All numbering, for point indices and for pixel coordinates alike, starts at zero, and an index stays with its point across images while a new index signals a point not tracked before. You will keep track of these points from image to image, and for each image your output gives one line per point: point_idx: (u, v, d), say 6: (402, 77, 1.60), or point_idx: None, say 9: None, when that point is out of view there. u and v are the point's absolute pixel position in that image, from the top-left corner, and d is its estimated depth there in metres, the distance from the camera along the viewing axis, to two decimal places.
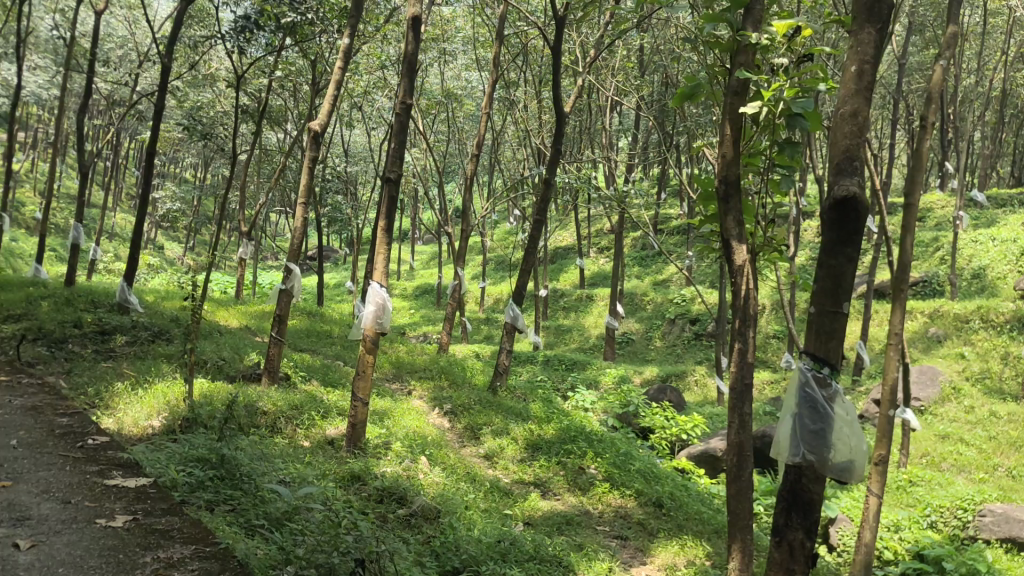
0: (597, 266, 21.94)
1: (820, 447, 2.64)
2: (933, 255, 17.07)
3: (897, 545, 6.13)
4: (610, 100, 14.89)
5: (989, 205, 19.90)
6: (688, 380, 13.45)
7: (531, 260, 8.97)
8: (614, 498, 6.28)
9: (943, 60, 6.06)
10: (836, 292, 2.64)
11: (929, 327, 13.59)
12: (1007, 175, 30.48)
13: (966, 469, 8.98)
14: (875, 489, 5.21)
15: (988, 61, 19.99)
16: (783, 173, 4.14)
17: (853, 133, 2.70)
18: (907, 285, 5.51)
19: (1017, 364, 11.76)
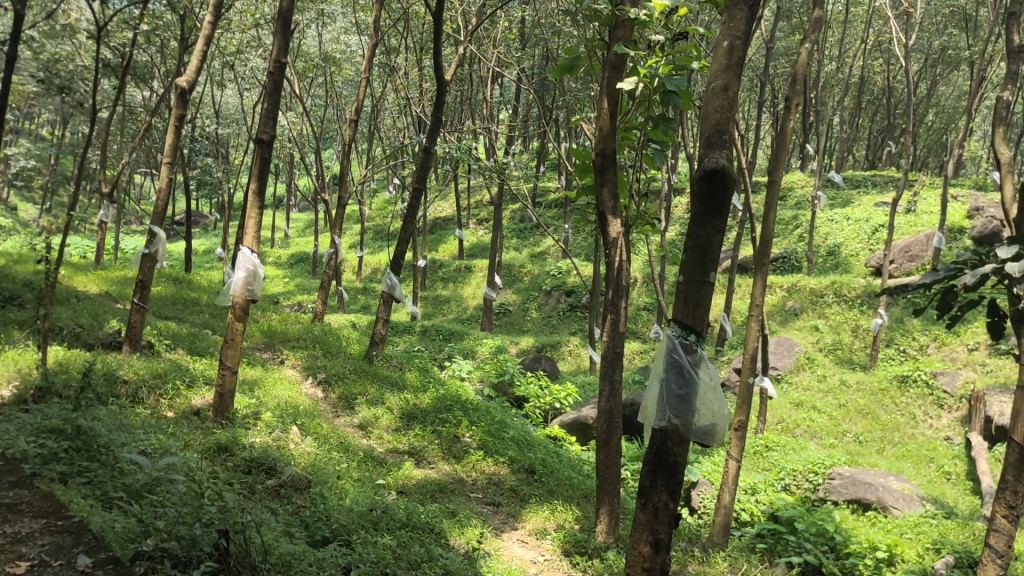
0: (475, 238, 22.01)
1: (685, 411, 2.70)
2: (793, 232, 17.97)
3: (753, 508, 6.46)
4: (491, 71, 14.86)
5: (845, 186, 21.08)
6: (563, 350, 13.72)
7: (409, 229, 8.86)
8: (488, 465, 6.35)
9: (808, 43, 6.34)
10: (703, 262, 2.70)
11: (788, 301, 14.32)
12: (861, 158, 32.37)
13: (817, 434, 9.54)
14: (734, 453, 5.52)
15: (849, 49, 21.03)
16: (656, 147, 4.23)
17: (723, 107, 2.76)
18: (768, 260, 5.76)
19: (865, 336, 12.58)
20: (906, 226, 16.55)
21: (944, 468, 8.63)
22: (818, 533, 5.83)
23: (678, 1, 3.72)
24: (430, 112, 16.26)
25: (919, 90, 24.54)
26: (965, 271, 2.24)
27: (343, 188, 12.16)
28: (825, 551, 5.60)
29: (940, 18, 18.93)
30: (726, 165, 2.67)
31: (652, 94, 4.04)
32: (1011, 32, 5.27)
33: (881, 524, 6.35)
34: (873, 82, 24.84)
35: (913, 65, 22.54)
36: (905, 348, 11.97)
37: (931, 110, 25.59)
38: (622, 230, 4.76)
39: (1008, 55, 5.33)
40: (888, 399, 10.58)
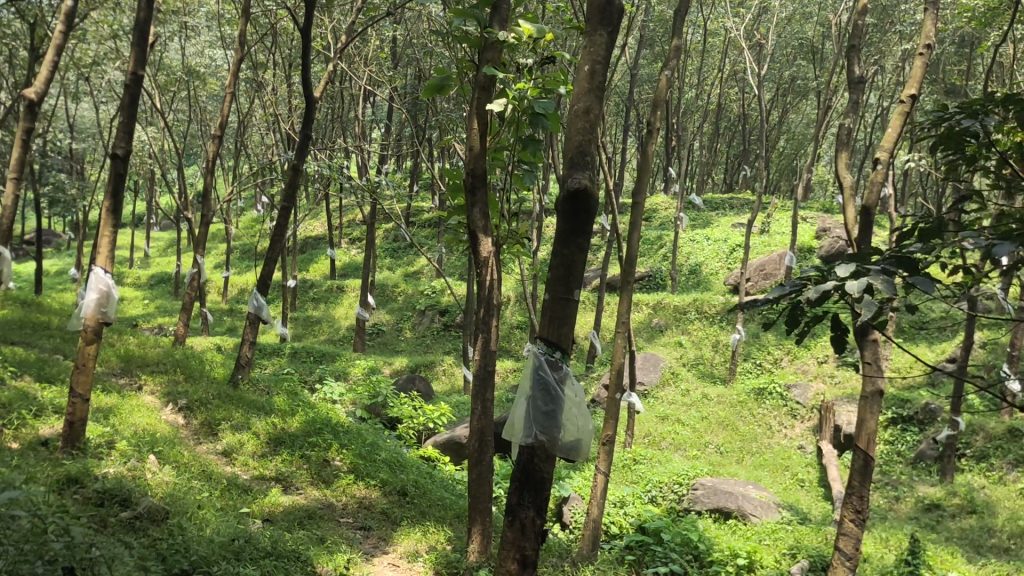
0: (347, 257, 21.72)
1: (551, 428, 2.74)
2: (657, 252, 18.60)
3: (622, 520, 6.59)
4: (361, 88, 14.74)
5: (705, 208, 22.01)
6: (437, 370, 13.67)
7: (277, 249, 8.62)
8: (358, 489, 6.23)
9: (668, 70, 6.61)
10: (569, 280, 2.73)
11: (654, 317, 14.76)
12: (719, 181, 34.00)
13: (682, 446, 9.83)
14: (603, 467, 5.65)
15: (707, 77, 22.03)
16: (525, 167, 4.29)
17: (585, 130, 2.82)
18: (634, 278, 5.92)
19: (725, 351, 13.14)
20: (761, 246, 17.46)
21: (798, 476, 9.09)
22: (683, 543, 6.04)
23: (545, 27, 3.81)
24: (298, 128, 15.97)
25: (771, 117, 25.96)
26: (810, 287, 2.37)
27: (207, 205, 11.73)
28: (690, 560, 5.81)
29: (789, 50, 20.12)
30: (589, 186, 2.73)
31: (520, 116, 4.10)
32: (852, 64, 5.66)
33: (742, 532, 6.62)
34: (729, 108, 26.14)
35: (766, 93, 23.82)
36: (762, 362, 12.58)
37: (783, 137, 27.13)
38: (493, 249, 4.80)
39: (849, 85, 5.72)
40: (747, 411, 11.07)
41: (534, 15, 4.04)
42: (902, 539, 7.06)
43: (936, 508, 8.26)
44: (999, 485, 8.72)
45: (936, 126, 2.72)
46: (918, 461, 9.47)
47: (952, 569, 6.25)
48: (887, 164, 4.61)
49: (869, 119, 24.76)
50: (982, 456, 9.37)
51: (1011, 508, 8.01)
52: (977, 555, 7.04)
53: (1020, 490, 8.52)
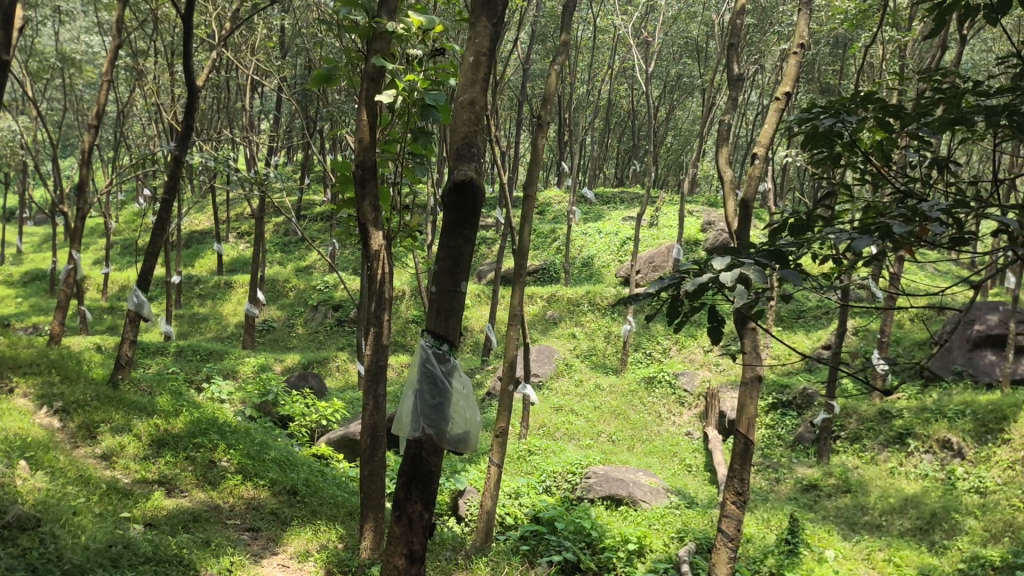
0: (236, 252, 21.13)
1: (439, 421, 2.73)
2: (551, 244, 18.82)
3: (517, 511, 6.65)
4: (248, 79, 14.32)
5: (597, 202, 22.40)
6: (330, 366, 13.46)
7: (160, 243, 8.26)
8: (247, 490, 6.07)
9: (557, 65, 6.69)
10: (456, 272, 2.72)
11: (548, 310, 14.91)
12: (610, 175, 34.67)
13: (575, 436, 9.96)
14: (496, 459, 5.68)
15: (598, 73, 22.40)
16: (417, 160, 4.26)
17: (470, 121, 2.80)
18: (526, 271, 5.97)
19: (617, 342, 13.42)
20: (650, 239, 17.93)
21: (686, 461, 9.38)
22: (576, 531, 6.14)
23: (434, 18, 3.77)
24: (181, 119, 15.41)
25: (659, 114, 26.64)
26: (690, 279, 2.44)
27: (83, 198, 11.16)
28: (582, 547, 5.92)
29: (676, 48, 20.67)
30: (475, 177, 2.72)
31: (409, 109, 4.07)
32: (732, 62, 5.85)
33: (632, 517, 6.79)
34: (619, 104, 26.65)
35: (654, 90, 24.42)
36: (651, 352, 12.92)
37: (670, 133, 27.89)
38: (384, 242, 4.77)
39: (729, 82, 5.90)
40: (637, 400, 11.34)
41: (423, 6, 3.99)
42: (782, 519, 7.39)
43: (814, 488, 8.67)
44: (871, 465, 9.22)
45: (803, 123, 2.83)
46: (797, 444, 9.92)
47: (828, 547, 6.60)
48: (764, 159, 4.79)
49: (751, 117, 25.73)
50: (855, 437, 9.88)
51: (882, 486, 8.49)
52: (852, 532, 7.42)
53: (889, 469, 9.05)
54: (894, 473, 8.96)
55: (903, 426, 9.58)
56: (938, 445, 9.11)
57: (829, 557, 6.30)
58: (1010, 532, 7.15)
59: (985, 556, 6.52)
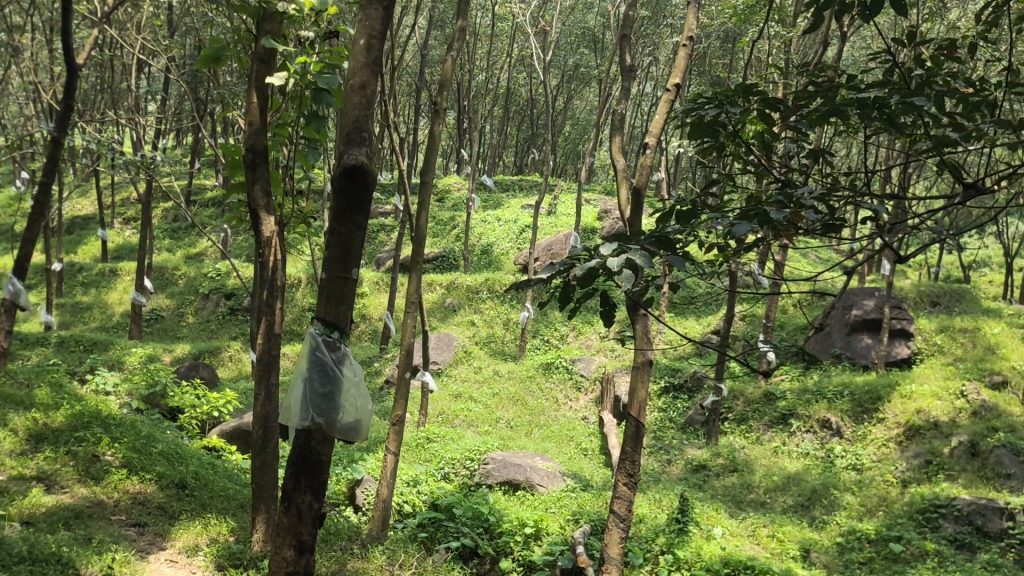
0: (121, 238, 20.27)
1: (329, 410, 2.68)
2: (450, 232, 18.79)
3: (414, 499, 6.62)
4: (134, 57, 13.73)
5: (496, 190, 22.49)
6: (222, 356, 13.09)
7: (37, 229, 7.83)
8: (132, 484, 5.85)
9: (454, 51, 6.67)
10: (345, 260, 2.65)
11: (447, 297, 14.88)
12: (510, 163, 34.86)
13: (474, 423, 9.97)
14: (392, 447, 5.64)
15: (496, 60, 22.42)
16: (310, 145, 4.15)
17: (361, 105, 2.70)
18: (422, 258, 5.93)
19: (516, 329, 13.53)
20: (548, 227, 18.14)
21: (582, 445, 9.55)
22: (474, 516, 6.19)
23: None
24: (61, 97, 14.63)
25: (557, 103, 26.92)
26: (578, 266, 2.46)
27: None
28: (480, 533, 5.99)
29: (573, 38, 20.91)
30: (366, 161, 2.66)
31: (301, 91, 3.98)
32: (624, 53, 5.95)
33: (530, 502, 6.87)
34: (518, 92, 26.77)
35: (552, 79, 24.64)
36: (549, 339, 13.10)
37: (567, 122, 28.23)
38: (276, 228, 4.65)
39: (622, 72, 6.00)
40: (535, 385, 11.48)
41: None
42: (673, 499, 7.61)
43: (704, 468, 8.95)
44: (757, 445, 9.56)
45: (689, 113, 2.88)
46: (687, 426, 10.22)
47: (716, 524, 6.84)
48: (655, 148, 4.90)
49: (645, 108, 26.29)
50: (742, 419, 10.21)
51: (766, 465, 8.85)
52: (738, 510, 7.71)
53: (774, 448, 9.42)
54: (778, 452, 9.34)
55: (786, 406, 9.99)
56: (819, 425, 9.57)
57: (716, 534, 6.54)
58: (884, 507, 7.68)
59: (861, 530, 6.99)
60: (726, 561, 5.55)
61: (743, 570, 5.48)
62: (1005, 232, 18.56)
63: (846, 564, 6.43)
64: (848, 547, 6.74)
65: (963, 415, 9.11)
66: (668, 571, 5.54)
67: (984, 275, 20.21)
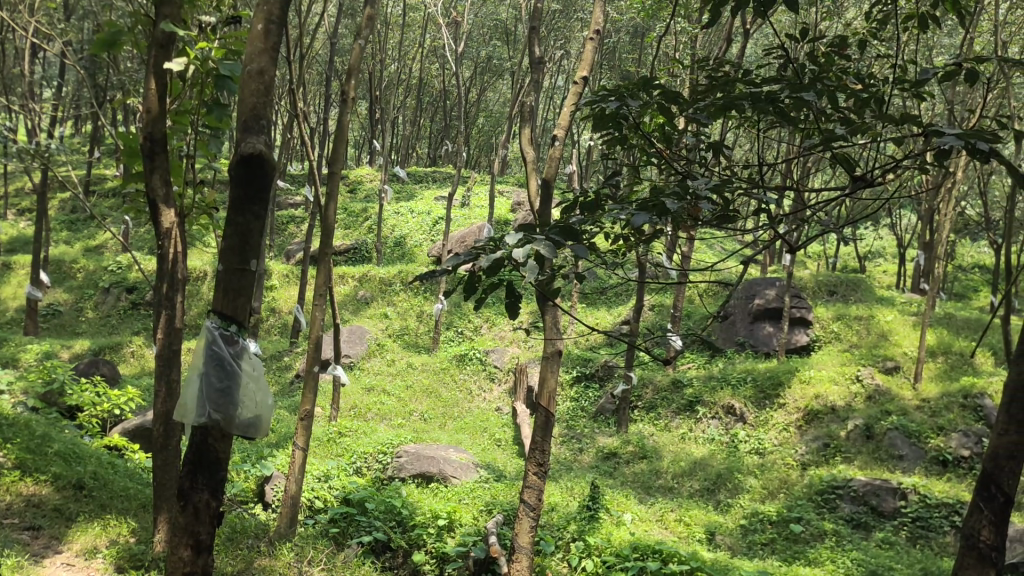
0: (15, 230, 19.33)
1: (226, 405, 2.61)
2: (362, 224, 18.58)
3: (326, 494, 6.50)
4: (27, 40, 13.10)
5: (409, 181, 22.35)
6: (124, 352, 12.65)
7: None
8: (25, 486, 5.59)
9: (362, 40, 6.57)
10: (243, 250, 2.59)
11: (359, 290, 14.70)
12: (422, 154, 34.67)
13: (387, 416, 9.88)
14: (301, 443, 5.55)
15: (408, 51, 22.24)
16: (211, 134, 4.01)
17: (259, 92, 2.63)
18: (331, 249, 5.83)
19: (429, 321, 13.48)
20: (461, 219, 18.14)
21: (495, 436, 9.60)
22: (387, 510, 6.14)
23: None
24: None
25: (470, 95, 26.91)
26: (482, 257, 2.43)
27: None
28: (393, 526, 5.95)
29: (486, 30, 20.92)
30: (264, 150, 2.60)
31: (202, 77, 3.83)
32: (533, 45, 5.97)
33: (442, 493, 6.87)
34: (431, 83, 26.65)
35: (465, 70, 24.62)
36: (462, 331, 13.13)
37: (481, 115, 28.26)
38: (177, 219, 4.49)
39: (532, 65, 6.01)
40: (449, 377, 11.46)
41: None
42: (584, 487, 7.72)
43: (614, 456, 9.09)
44: (665, 432, 9.75)
45: (591, 106, 2.89)
46: (599, 415, 10.37)
47: (626, 510, 6.97)
48: (563, 141, 4.93)
49: (557, 101, 26.51)
50: (650, 407, 10.39)
51: (674, 451, 9.06)
52: (647, 495, 7.87)
53: (681, 434, 9.63)
54: (685, 438, 9.55)
55: (693, 394, 10.24)
56: (724, 411, 9.83)
57: (626, 520, 6.66)
58: (784, 489, 7.97)
59: (763, 512, 7.24)
60: (635, 546, 5.65)
61: (651, 554, 5.57)
62: (897, 224, 19.45)
63: (749, 546, 6.66)
64: (751, 528, 6.98)
65: (858, 399, 9.55)
66: (579, 558, 5.61)
67: (879, 265, 21.13)
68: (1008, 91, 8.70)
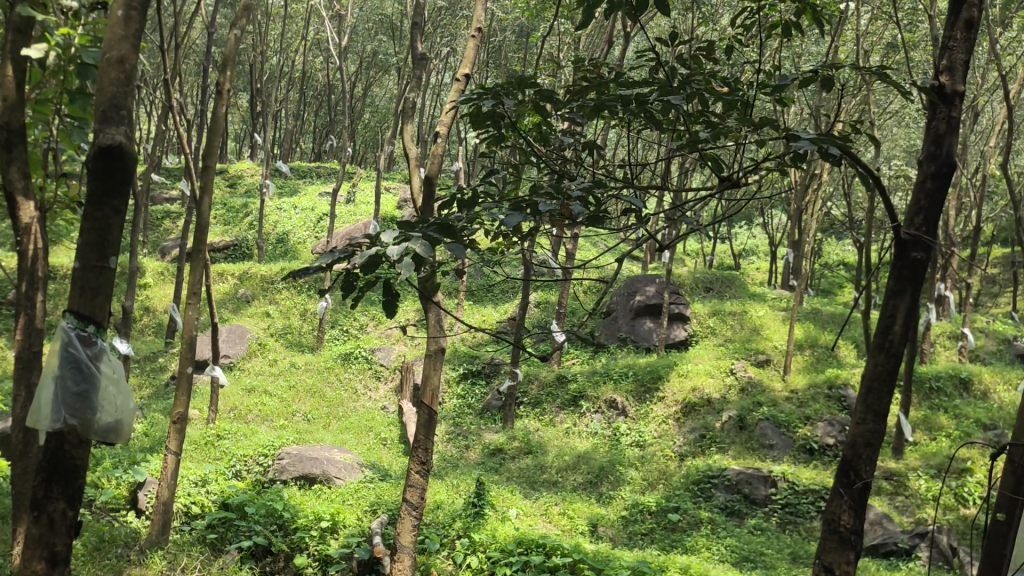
0: None
1: (84, 409, 2.50)
2: (242, 219, 18.03)
3: (204, 499, 6.27)
4: None
5: (292, 176, 21.86)
6: None
7: None
8: None
9: (238, 30, 6.35)
10: (103, 247, 2.45)
11: (239, 288, 14.28)
12: (307, 149, 34.05)
13: (269, 417, 9.64)
14: (173, 447, 5.35)
15: (291, 43, 21.75)
16: (75, 125, 3.81)
17: (119, 81, 2.48)
18: (205, 246, 5.63)
19: (313, 320, 13.21)
20: (346, 216, 17.88)
21: (381, 435, 9.52)
22: (268, 514, 5.99)
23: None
24: None
25: (356, 90, 26.57)
26: (358, 254, 2.37)
27: None
28: (275, 530, 5.81)
29: (371, 24, 20.69)
30: (124, 141, 2.46)
31: (64, 66, 3.61)
32: (415, 41, 5.93)
33: (326, 495, 6.76)
34: (315, 77, 26.16)
35: (350, 65, 24.28)
36: (348, 329, 12.95)
37: (367, 110, 27.94)
38: (36, 213, 4.22)
39: (414, 61, 5.97)
40: (333, 376, 11.28)
41: None
42: (469, 483, 7.73)
43: (500, 452, 9.14)
44: (550, 427, 9.85)
45: (468, 103, 2.89)
46: (485, 412, 10.43)
47: (511, 505, 7.02)
48: (446, 139, 4.93)
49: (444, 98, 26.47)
50: (535, 402, 10.47)
51: (558, 446, 9.19)
52: (532, 490, 7.94)
53: (565, 429, 9.74)
54: (569, 433, 9.68)
55: (576, 389, 10.40)
56: (606, 406, 10.03)
57: (511, 515, 6.71)
58: (663, 480, 8.23)
59: (643, 503, 7.43)
60: (519, 541, 5.71)
61: (535, 548, 5.63)
62: (770, 224, 20.32)
63: (630, 536, 6.82)
64: (632, 519, 7.15)
65: (732, 391, 9.95)
66: (464, 554, 5.62)
67: (752, 263, 22.05)
68: (870, 99, 9.19)
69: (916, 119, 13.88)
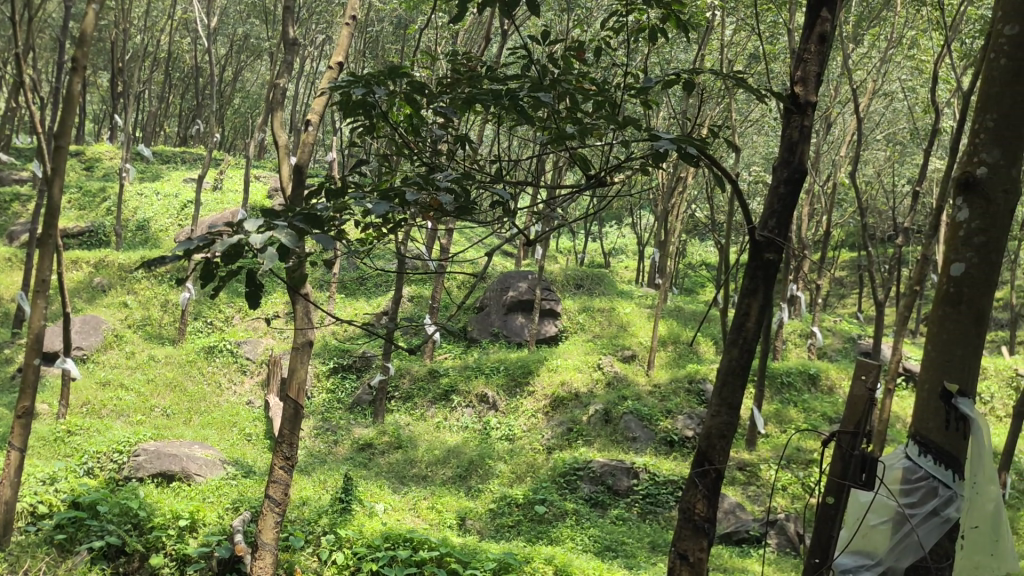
0: None
1: None
2: (99, 204, 17.12)
3: (52, 498, 5.89)
4: None
5: (155, 161, 20.91)
6: None
7: None
8: None
9: (95, 3, 5.98)
10: None
11: (95, 277, 13.54)
12: (172, 134, 32.69)
13: (124, 413, 9.20)
14: (17, 444, 4.99)
15: (157, 22, 20.80)
16: None
17: None
18: (56, 229, 5.31)
19: (174, 311, 12.69)
20: (213, 204, 17.27)
21: (245, 430, 9.26)
22: (122, 512, 5.70)
23: None
24: None
25: (225, 75, 25.69)
26: (217, 240, 2.26)
27: None
28: (128, 529, 5.54)
29: (244, 7, 20.05)
30: None
31: None
32: (286, 25, 5.77)
33: (185, 492, 6.52)
34: (181, 58, 25.12)
35: (219, 48, 23.45)
36: (212, 321, 12.51)
37: (237, 95, 27.07)
38: None
39: (284, 45, 5.80)
40: (196, 370, 10.87)
41: None
42: (337, 479, 7.63)
43: (369, 447, 9.04)
44: (420, 421, 9.82)
45: (338, 91, 2.83)
46: (354, 406, 10.30)
47: (378, 500, 6.96)
48: (317, 126, 4.83)
49: None
50: (406, 397, 10.40)
51: (428, 440, 9.18)
52: (400, 484, 7.91)
53: (435, 423, 9.74)
54: (439, 427, 9.68)
55: (448, 383, 10.41)
56: (477, 400, 10.10)
57: (378, 511, 6.65)
58: (531, 472, 8.35)
59: (511, 496, 7.53)
60: (386, 536, 5.67)
61: (402, 543, 5.61)
62: (638, 224, 20.95)
63: (497, 528, 6.91)
64: (499, 512, 7.24)
65: (599, 385, 10.22)
66: (330, 551, 5.53)
67: (620, 261, 22.68)
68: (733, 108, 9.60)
69: (775, 127, 14.62)
